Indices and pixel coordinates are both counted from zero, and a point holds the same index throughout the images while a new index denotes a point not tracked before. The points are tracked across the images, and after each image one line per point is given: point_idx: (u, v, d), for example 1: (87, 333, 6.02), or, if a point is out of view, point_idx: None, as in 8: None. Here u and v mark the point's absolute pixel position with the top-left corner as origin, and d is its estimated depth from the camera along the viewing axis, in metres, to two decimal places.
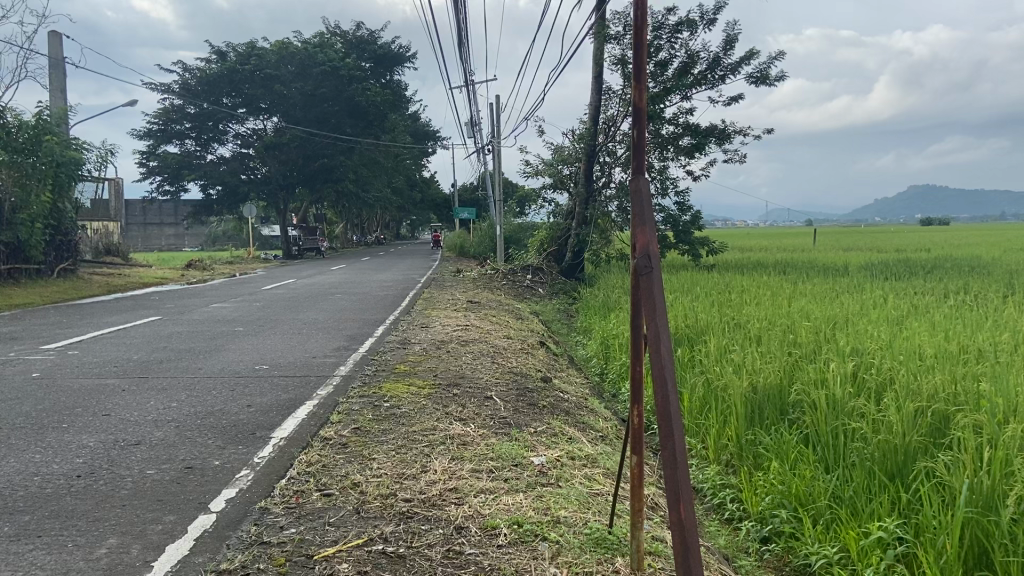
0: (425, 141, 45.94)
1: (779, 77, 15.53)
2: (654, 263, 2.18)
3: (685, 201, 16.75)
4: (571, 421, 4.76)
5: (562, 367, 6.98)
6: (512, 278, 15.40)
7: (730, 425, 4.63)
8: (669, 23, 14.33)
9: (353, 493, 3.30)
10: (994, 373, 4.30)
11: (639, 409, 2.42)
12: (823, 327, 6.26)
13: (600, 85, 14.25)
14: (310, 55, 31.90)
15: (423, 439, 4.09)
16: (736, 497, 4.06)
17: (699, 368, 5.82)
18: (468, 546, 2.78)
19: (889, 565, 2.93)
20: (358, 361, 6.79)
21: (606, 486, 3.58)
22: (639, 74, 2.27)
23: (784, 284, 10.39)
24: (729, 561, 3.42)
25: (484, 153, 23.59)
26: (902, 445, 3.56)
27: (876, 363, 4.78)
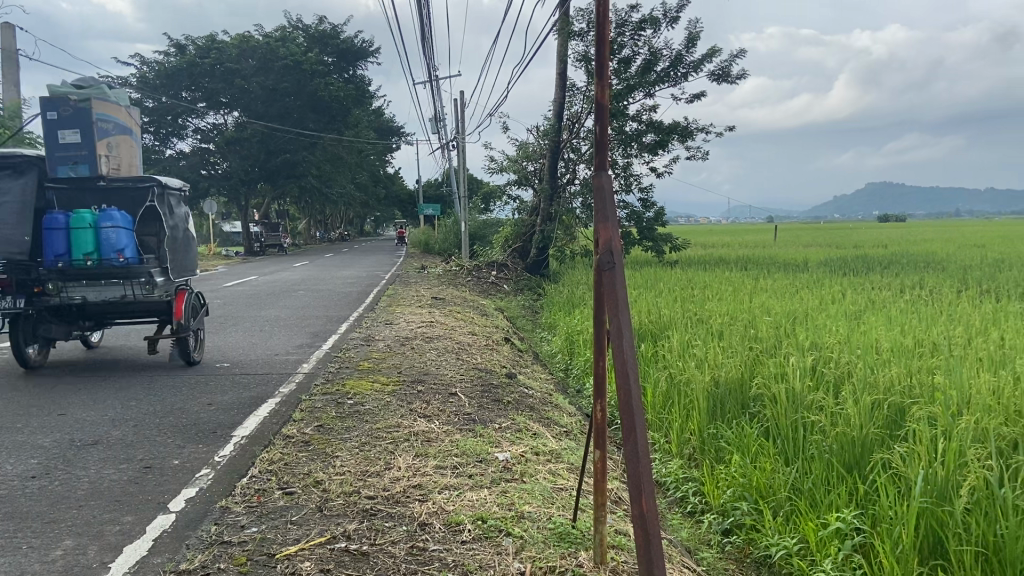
0: (389, 137, 45.69)
1: (739, 75, 15.66)
2: (616, 259, 2.20)
3: (649, 198, 16.87)
4: (536, 417, 4.79)
5: (527, 363, 7.01)
6: (477, 274, 15.44)
7: (693, 419, 4.69)
8: (631, 20, 14.39)
9: (315, 492, 3.28)
10: (948, 367, 4.39)
11: (602, 404, 2.43)
12: (782, 322, 6.37)
13: (564, 81, 14.29)
14: (272, 49, 31.53)
15: (387, 437, 4.06)
16: (698, 490, 4.11)
17: (662, 363, 5.89)
18: (432, 542, 2.77)
19: (847, 556, 3.00)
20: (323, 357, 6.75)
21: (570, 480, 3.61)
22: (601, 70, 2.27)
23: (746, 280, 10.47)
24: (691, 554, 3.46)
25: (449, 149, 23.57)
26: (859, 437, 3.62)
27: (834, 357, 4.87)
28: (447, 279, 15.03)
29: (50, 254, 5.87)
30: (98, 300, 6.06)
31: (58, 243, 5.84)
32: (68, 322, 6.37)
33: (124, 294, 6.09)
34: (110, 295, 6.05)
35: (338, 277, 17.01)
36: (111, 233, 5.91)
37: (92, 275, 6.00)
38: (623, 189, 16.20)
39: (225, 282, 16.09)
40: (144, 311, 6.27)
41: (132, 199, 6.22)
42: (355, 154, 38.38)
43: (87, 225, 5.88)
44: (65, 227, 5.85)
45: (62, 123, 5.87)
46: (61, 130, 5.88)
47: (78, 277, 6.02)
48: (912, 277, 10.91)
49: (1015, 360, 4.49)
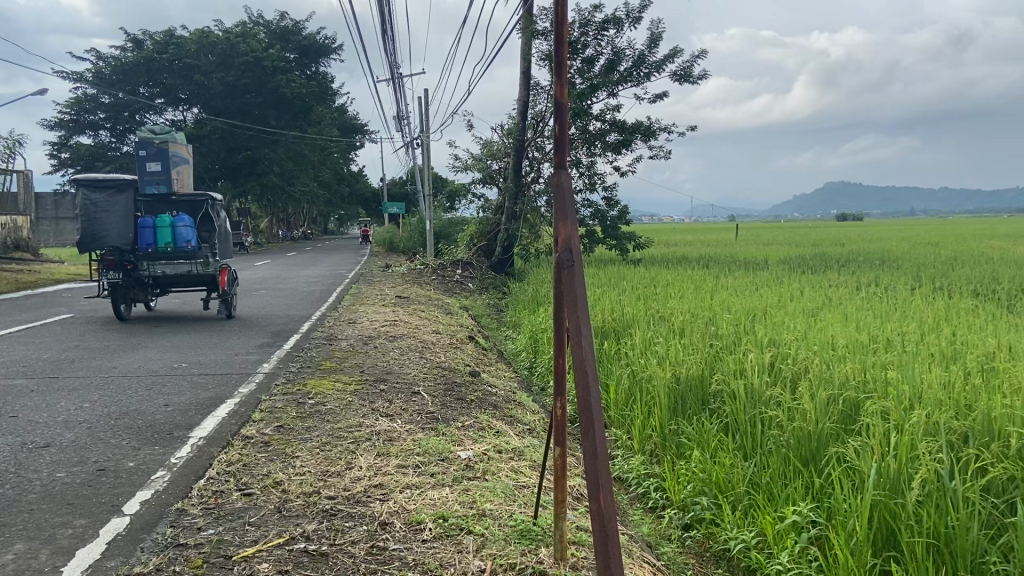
0: (353, 135, 45.36)
1: (701, 75, 15.82)
2: (576, 257, 2.20)
3: (612, 196, 16.98)
4: (499, 415, 4.79)
5: (491, 361, 7.02)
6: (442, 273, 15.44)
7: (654, 415, 4.74)
8: (595, 20, 14.47)
9: (274, 492, 3.25)
10: (900, 362, 4.49)
11: (562, 401, 2.45)
12: (742, 319, 6.45)
13: (528, 80, 14.32)
14: (232, 45, 31.14)
15: (348, 436, 4.04)
16: (660, 486, 4.15)
17: (624, 360, 5.94)
18: (392, 541, 2.77)
19: (803, 548, 3.06)
20: (283, 357, 6.67)
21: (532, 477, 3.62)
22: (559, 70, 2.29)
23: (709, 277, 10.63)
24: (652, 548, 3.50)
25: (413, 147, 23.48)
26: (815, 432, 3.69)
27: (791, 353, 4.96)
28: (411, 277, 14.99)
29: (140, 244, 8.93)
30: (170, 273, 9.02)
31: (147, 236, 8.91)
32: (144, 289, 9.33)
33: (189, 269, 9.07)
34: (180, 271, 9.03)
35: (300, 276, 16.88)
36: (184, 227, 9.04)
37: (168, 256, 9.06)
38: (587, 187, 16.26)
39: None
40: (199, 282, 9.23)
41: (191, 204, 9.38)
42: (318, 152, 38.02)
43: (167, 224, 8.98)
44: (153, 224, 8.96)
45: (150, 159, 9.29)
46: (148, 163, 9.29)
47: (158, 258, 9.01)
48: (869, 275, 11.11)
49: (965, 355, 4.61)
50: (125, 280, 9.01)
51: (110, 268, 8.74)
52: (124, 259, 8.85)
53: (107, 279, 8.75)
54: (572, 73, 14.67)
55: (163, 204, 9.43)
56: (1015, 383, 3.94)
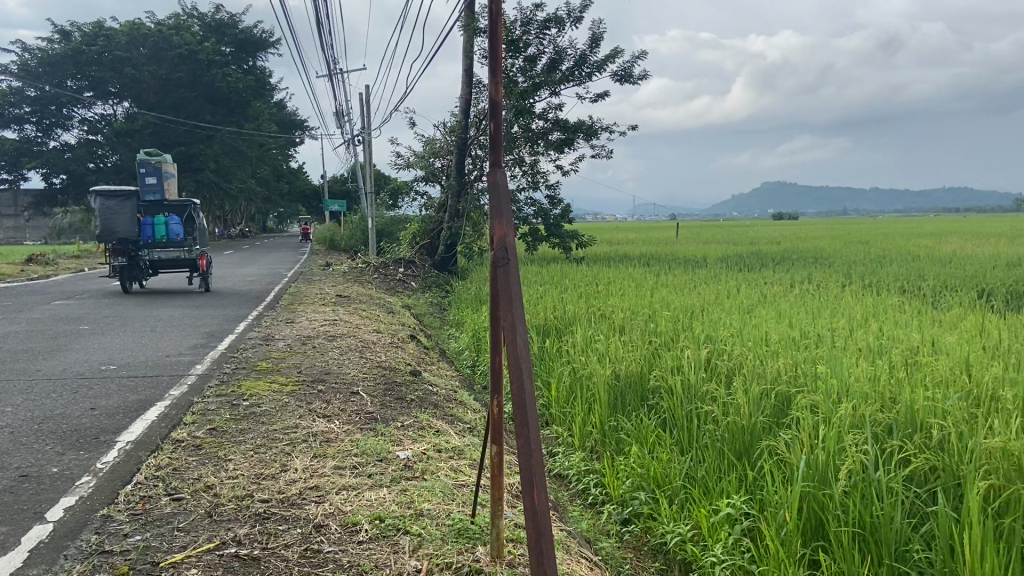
0: (292, 131, 44.59)
1: (642, 76, 16.01)
2: (511, 256, 2.21)
3: (556, 194, 17.06)
4: (439, 414, 4.77)
5: (433, 360, 6.99)
6: (384, 271, 15.32)
7: (594, 412, 4.79)
8: (537, 19, 14.53)
9: (205, 497, 3.18)
10: (829, 357, 4.63)
11: (499, 401, 2.45)
12: (680, 316, 6.59)
13: (470, 78, 14.29)
14: (165, 37, 30.36)
15: (283, 438, 3.97)
16: (599, 482, 4.19)
17: (565, 358, 5.97)
18: (327, 544, 2.74)
19: (736, 540, 3.14)
20: (217, 358, 6.50)
21: (471, 476, 3.62)
22: (494, 66, 2.29)
23: (648, 275, 10.76)
24: (591, 544, 3.53)
25: (354, 144, 23.18)
26: (748, 426, 3.78)
27: (726, 349, 5.07)
28: (353, 276, 14.82)
29: (141, 237, 12.47)
30: (164, 258, 12.53)
31: (146, 232, 12.49)
32: (141, 271, 12.75)
33: (178, 255, 12.57)
34: (171, 255, 12.54)
35: (238, 275, 16.54)
36: (174, 224, 12.63)
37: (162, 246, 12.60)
38: (530, 186, 16.31)
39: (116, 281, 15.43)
40: (185, 264, 12.74)
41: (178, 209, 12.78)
42: (256, 148, 37.25)
43: (162, 223, 12.57)
44: (151, 223, 12.50)
45: (150, 177, 15.39)
46: (148, 178, 15.42)
47: (154, 247, 12.52)
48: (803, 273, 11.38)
49: (891, 350, 4.78)
50: (129, 264, 12.48)
51: (117, 255, 12.23)
52: (127, 249, 12.35)
53: (116, 262, 12.24)
54: (514, 71, 14.67)
55: (157, 208, 12.96)
56: (936, 376, 4.10)
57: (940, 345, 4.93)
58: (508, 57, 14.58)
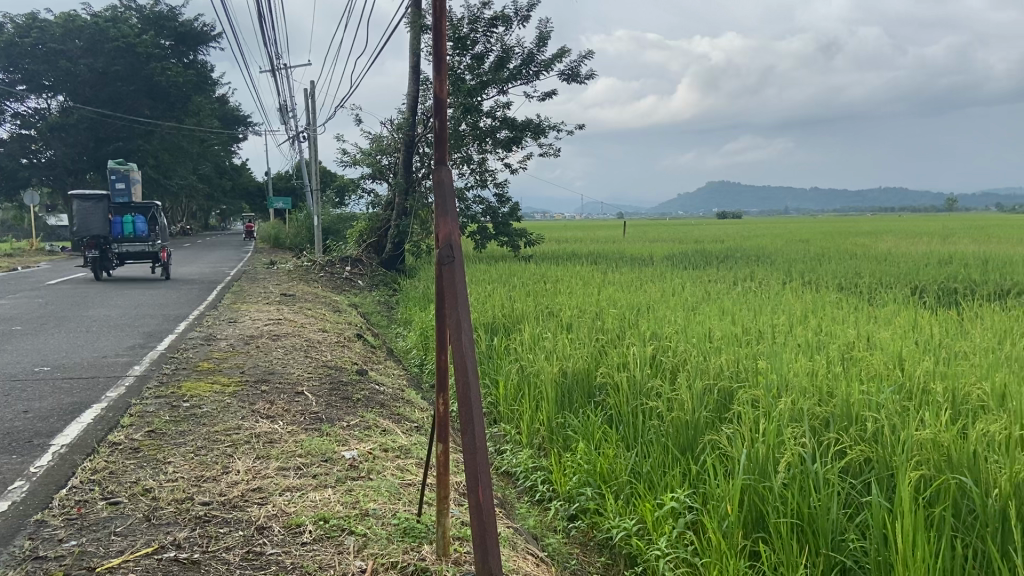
0: (235, 127, 43.74)
1: (588, 75, 16.14)
2: (456, 254, 2.20)
3: (504, 193, 17.08)
4: (386, 414, 4.74)
5: (380, 359, 6.93)
6: (330, 270, 15.12)
7: (541, 409, 4.82)
8: (484, 17, 14.52)
9: (143, 500, 3.10)
10: (769, 352, 4.74)
11: (444, 398, 2.45)
12: (626, 313, 6.68)
13: (417, 75, 14.22)
14: (101, 29, 29.51)
15: (225, 440, 3.90)
16: (546, 478, 4.22)
17: (513, 355, 6.00)
18: (270, 546, 2.69)
19: (679, 533, 3.19)
20: (156, 359, 6.35)
21: (418, 475, 3.60)
22: (438, 64, 2.28)
23: (594, 273, 10.86)
24: (538, 540, 3.55)
25: (298, 141, 22.84)
26: (691, 421, 3.86)
27: (671, 345, 5.16)
28: (298, 275, 14.59)
29: (112, 233, 14.85)
30: (130, 250, 14.87)
31: (116, 228, 14.86)
32: (110, 262, 15.02)
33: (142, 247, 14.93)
34: (136, 248, 14.87)
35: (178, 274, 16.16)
36: (140, 222, 15.03)
37: (129, 241, 14.95)
38: (478, 184, 16.30)
39: (50, 280, 14.91)
40: (148, 256, 15.03)
41: (142, 210, 15.21)
42: (196, 144, 36.44)
43: (130, 222, 14.95)
44: (120, 222, 14.92)
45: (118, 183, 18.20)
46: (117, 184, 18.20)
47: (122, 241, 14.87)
48: (744, 271, 11.62)
49: (827, 346, 4.91)
50: (99, 255, 14.78)
51: (90, 248, 14.58)
52: (99, 243, 14.66)
53: (89, 254, 14.54)
54: (461, 69, 14.64)
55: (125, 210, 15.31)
56: (871, 369, 4.23)
57: (874, 340, 5.09)
58: (455, 55, 14.57)
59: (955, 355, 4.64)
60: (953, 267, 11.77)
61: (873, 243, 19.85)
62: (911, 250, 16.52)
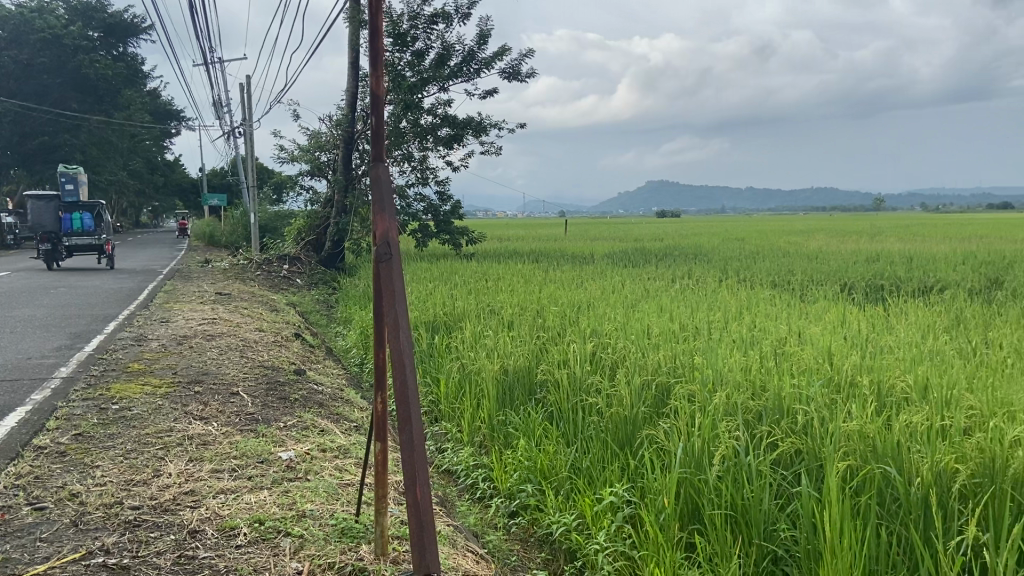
0: (167, 121, 42.51)
1: (529, 74, 16.20)
2: (393, 251, 2.19)
3: (445, 191, 17.03)
4: (324, 413, 4.68)
5: (319, 359, 6.83)
6: (268, 269, 14.82)
7: (482, 407, 4.82)
8: (424, 13, 14.44)
9: (70, 505, 3.00)
10: (705, 348, 4.84)
11: (382, 396, 2.43)
12: (567, 311, 6.73)
13: (357, 70, 14.05)
14: (25, 20, 28.28)
15: (156, 442, 3.79)
16: (487, 476, 4.22)
17: (455, 353, 5.98)
18: (203, 549, 2.64)
19: (618, 528, 3.24)
20: (83, 361, 6.14)
21: (356, 475, 3.57)
22: (376, 62, 2.26)
23: (534, 271, 10.89)
24: (478, 537, 3.55)
25: (232, 136, 22.33)
26: (630, 416, 3.92)
27: (610, 342, 5.22)
28: (234, 273, 14.24)
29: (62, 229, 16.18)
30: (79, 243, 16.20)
31: (66, 224, 16.23)
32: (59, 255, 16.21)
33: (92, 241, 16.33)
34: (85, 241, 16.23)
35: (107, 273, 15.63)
36: (88, 219, 16.46)
37: (77, 235, 16.32)
38: (419, 182, 16.19)
39: None
40: (95, 249, 16.43)
41: (90, 209, 16.66)
42: (126, 138, 35.31)
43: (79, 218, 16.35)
44: (69, 218, 16.30)
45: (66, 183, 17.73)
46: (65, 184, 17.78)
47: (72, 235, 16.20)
48: (682, 269, 11.80)
49: (760, 341, 5.04)
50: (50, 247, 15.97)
51: (43, 241, 15.76)
52: (51, 237, 15.90)
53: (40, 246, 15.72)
54: (402, 65, 14.52)
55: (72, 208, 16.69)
56: (801, 364, 4.36)
57: (804, 336, 5.24)
58: (395, 51, 14.45)
59: (881, 349, 4.81)
60: (880, 265, 12.16)
61: (805, 242, 20.36)
62: (842, 249, 16.99)
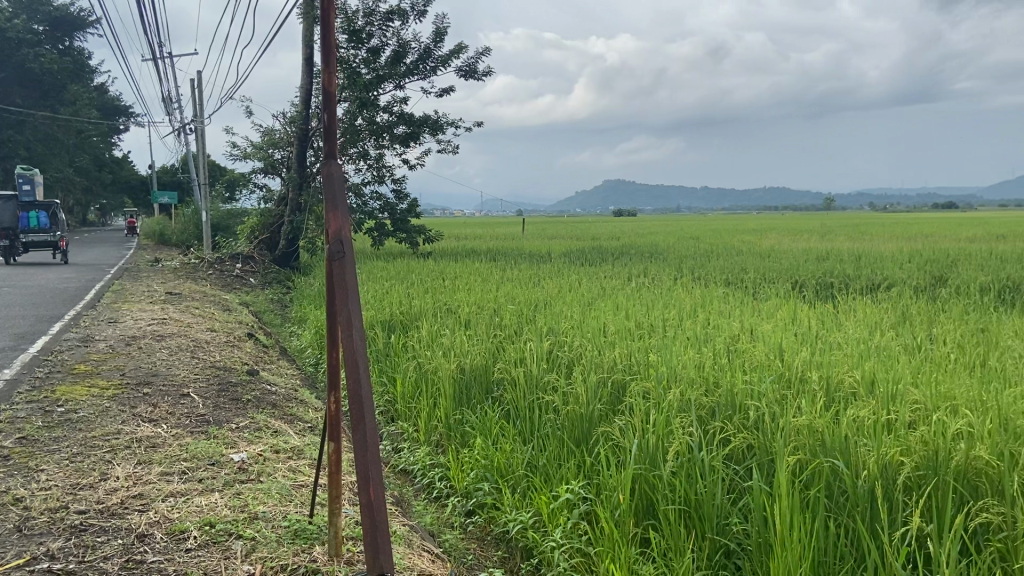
0: (115, 117, 41.57)
1: (485, 72, 16.18)
2: (346, 249, 2.17)
3: (402, 189, 16.92)
4: (278, 414, 4.62)
5: (272, 360, 6.74)
6: (220, 268, 14.55)
7: (439, 406, 4.80)
8: (380, 10, 14.34)
9: (13, 510, 2.91)
10: (661, 345, 4.89)
11: (335, 396, 2.40)
12: (523, 309, 6.73)
13: (311, 67, 13.88)
14: None
15: (104, 445, 3.70)
16: (444, 475, 4.21)
17: (411, 352, 5.95)
18: (151, 553, 2.58)
19: (574, 525, 3.26)
20: (27, 362, 5.96)
21: (310, 476, 3.53)
22: (327, 58, 2.24)
23: (491, 270, 10.87)
24: (434, 537, 3.54)
25: (183, 133, 21.90)
26: (586, 413, 3.95)
27: (566, 340, 5.25)
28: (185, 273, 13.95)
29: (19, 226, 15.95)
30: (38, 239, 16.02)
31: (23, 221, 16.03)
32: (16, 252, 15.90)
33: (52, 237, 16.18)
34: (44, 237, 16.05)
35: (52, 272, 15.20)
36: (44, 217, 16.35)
37: (35, 233, 16.14)
38: (375, 180, 16.06)
39: None
40: (50, 247, 16.37)
41: (46, 208, 16.53)
42: (73, 134, 34.44)
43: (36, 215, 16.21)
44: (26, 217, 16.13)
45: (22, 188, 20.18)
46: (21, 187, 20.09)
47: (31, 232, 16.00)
48: (638, 267, 11.89)
49: (713, 338, 5.11)
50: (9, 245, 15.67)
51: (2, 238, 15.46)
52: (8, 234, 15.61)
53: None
54: (357, 62, 14.39)
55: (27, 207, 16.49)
56: (754, 360, 4.43)
57: (756, 332, 5.34)
58: (350, 48, 14.32)
59: (830, 345, 4.93)
60: (830, 263, 12.42)
61: (756, 241, 20.74)
62: (794, 248, 17.28)
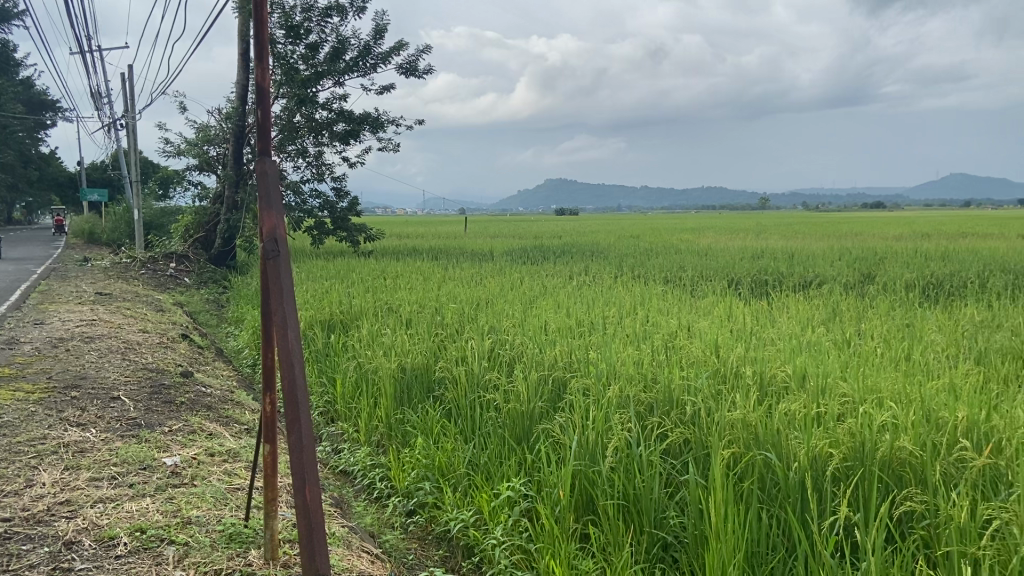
0: (42, 112, 40.09)
1: (426, 70, 16.09)
2: (281, 248, 2.14)
3: (342, 187, 16.70)
4: (213, 416, 4.52)
5: (208, 361, 6.59)
6: (153, 267, 14.15)
7: (379, 406, 4.76)
8: (318, 6, 14.14)
9: None
10: (600, 343, 4.95)
11: (271, 397, 2.36)
12: (465, 308, 6.72)
13: (248, 62, 13.60)
14: None
15: (28, 450, 3.56)
16: (385, 475, 4.18)
17: (352, 352, 5.88)
18: (79, 561, 2.50)
19: (514, 521, 3.28)
20: None
21: (247, 479, 3.46)
22: (260, 54, 2.20)
23: (434, 269, 10.81)
24: (375, 537, 3.51)
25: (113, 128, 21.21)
26: (526, 411, 3.97)
27: (507, 338, 5.26)
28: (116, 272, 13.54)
29: None
30: None
31: None
32: None
33: None
34: None
35: None
36: None
37: None
38: (315, 177, 15.81)
39: None
40: None
41: None
42: None
43: None
44: None
45: None
46: None
47: None
48: (581, 265, 11.96)
49: (652, 335, 5.19)
50: None
51: None
52: None
53: None
54: (294, 58, 14.16)
55: None
56: (690, 356, 4.52)
57: (693, 329, 5.44)
58: (288, 44, 14.08)
59: (763, 341, 5.06)
60: (766, 261, 12.72)
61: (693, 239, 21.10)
62: (730, 246, 17.66)
